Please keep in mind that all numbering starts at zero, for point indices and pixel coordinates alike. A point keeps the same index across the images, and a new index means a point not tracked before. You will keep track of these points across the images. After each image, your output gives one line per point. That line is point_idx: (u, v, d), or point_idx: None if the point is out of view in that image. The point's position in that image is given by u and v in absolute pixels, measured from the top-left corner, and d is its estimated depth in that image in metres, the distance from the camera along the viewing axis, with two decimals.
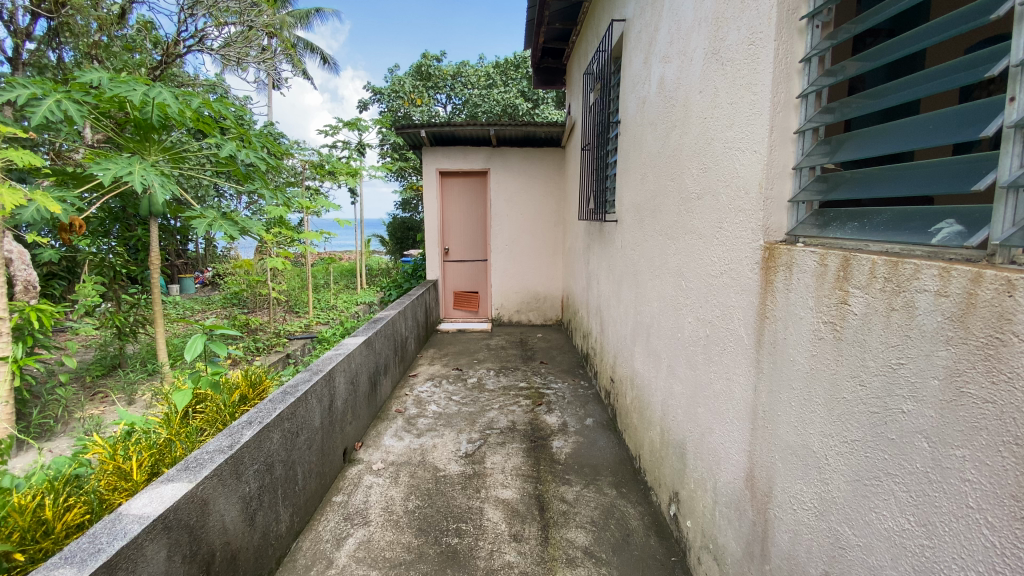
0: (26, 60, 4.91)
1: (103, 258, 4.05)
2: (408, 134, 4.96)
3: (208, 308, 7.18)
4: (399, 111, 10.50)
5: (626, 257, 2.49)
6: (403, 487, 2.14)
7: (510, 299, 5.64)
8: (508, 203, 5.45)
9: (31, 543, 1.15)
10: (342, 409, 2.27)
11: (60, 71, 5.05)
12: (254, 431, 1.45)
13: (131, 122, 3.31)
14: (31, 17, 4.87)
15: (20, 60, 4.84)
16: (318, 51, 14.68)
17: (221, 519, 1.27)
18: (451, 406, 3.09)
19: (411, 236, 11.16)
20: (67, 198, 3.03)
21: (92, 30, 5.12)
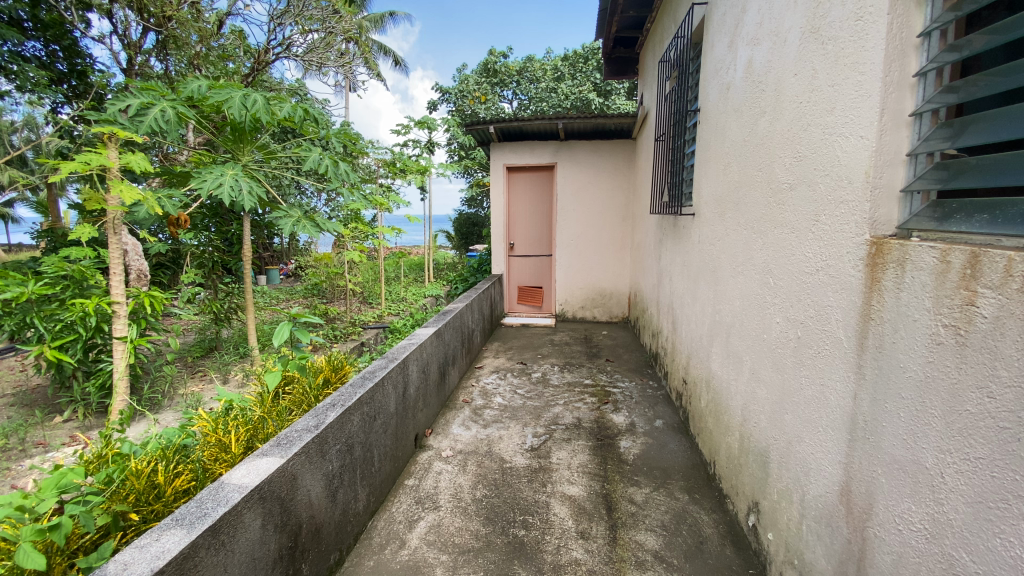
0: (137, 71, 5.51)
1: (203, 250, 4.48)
2: (477, 130, 5.05)
3: (291, 298, 7.72)
4: (466, 109, 10.74)
5: (703, 252, 2.38)
6: (471, 476, 2.19)
7: (575, 295, 5.57)
8: (575, 197, 5.38)
9: (145, 505, 1.29)
10: (414, 396, 2.36)
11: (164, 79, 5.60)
12: (337, 413, 1.53)
13: (229, 125, 3.62)
14: (142, 31, 5.44)
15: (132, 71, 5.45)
16: (391, 53, 15.30)
17: (307, 494, 1.35)
18: (516, 400, 3.12)
19: (475, 231, 11.41)
20: (174, 197, 3.38)
21: (193, 42, 5.63)
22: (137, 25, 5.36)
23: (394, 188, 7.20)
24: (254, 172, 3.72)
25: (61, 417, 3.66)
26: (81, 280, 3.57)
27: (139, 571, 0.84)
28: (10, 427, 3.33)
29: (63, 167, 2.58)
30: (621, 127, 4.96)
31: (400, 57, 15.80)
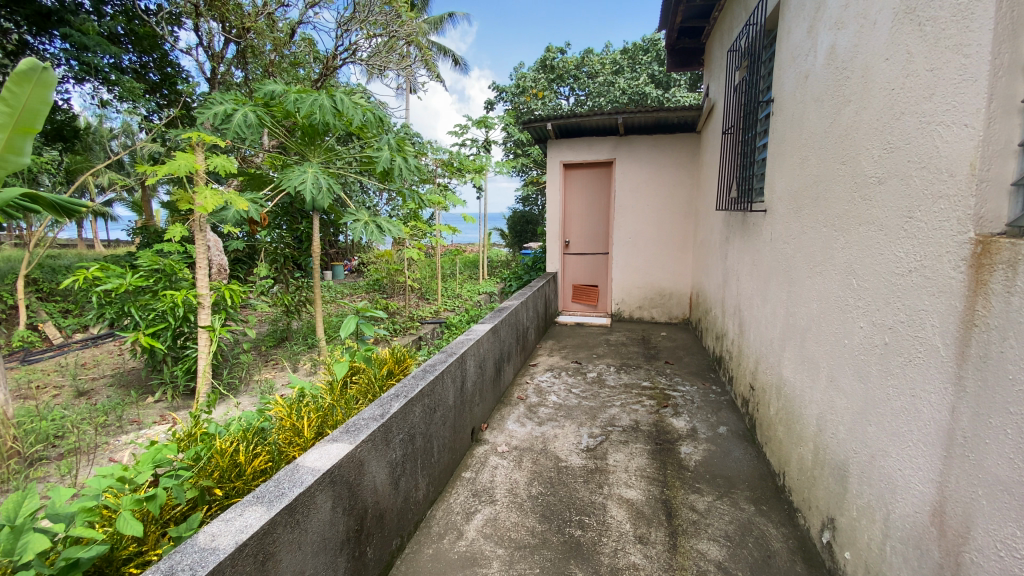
0: (219, 79, 5.98)
1: (276, 247, 4.77)
2: (535, 127, 5.08)
3: (354, 292, 8.07)
4: (523, 107, 10.77)
5: (776, 250, 2.26)
6: (526, 472, 2.20)
7: (632, 294, 5.44)
8: (634, 194, 5.26)
9: (228, 481, 1.39)
10: (471, 390, 2.40)
11: (242, 87, 6.04)
12: (401, 404, 1.58)
13: (300, 128, 3.88)
14: (223, 42, 5.90)
15: (215, 79, 5.93)
16: (450, 54, 15.61)
17: (373, 480, 1.41)
18: (571, 399, 3.10)
19: (530, 228, 11.43)
20: (253, 198, 3.65)
21: (268, 51, 6.02)
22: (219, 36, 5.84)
23: (451, 186, 7.35)
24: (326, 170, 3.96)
25: (152, 397, 4.02)
26: (171, 273, 3.91)
27: (226, 543, 0.90)
28: (111, 405, 3.70)
29: (157, 171, 2.84)
30: (685, 120, 4.79)
31: (458, 57, 16.10)
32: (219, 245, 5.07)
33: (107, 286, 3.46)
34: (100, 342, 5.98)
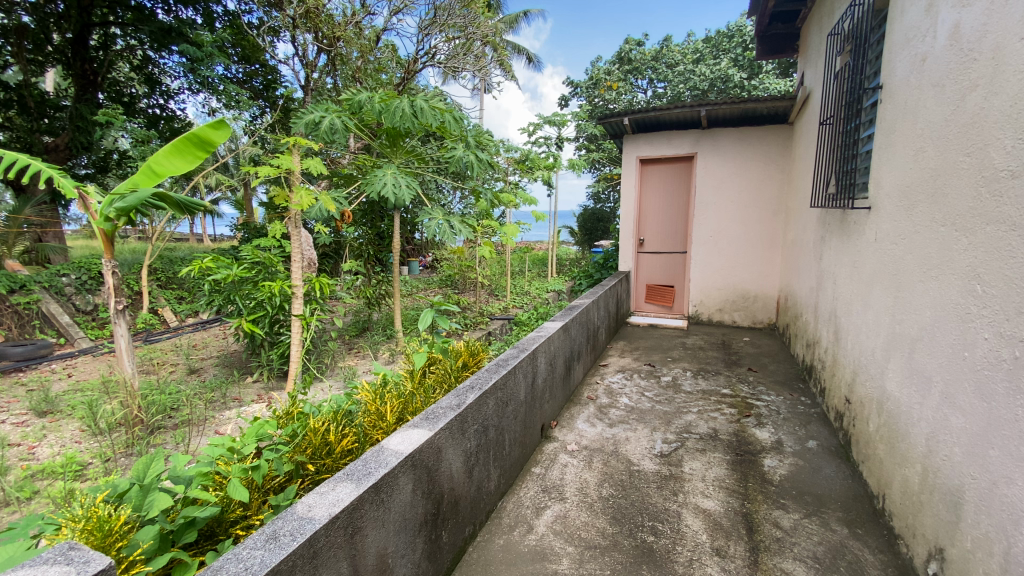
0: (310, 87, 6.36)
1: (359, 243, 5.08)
2: (611, 122, 5.01)
3: (428, 287, 8.39)
4: (597, 101, 10.62)
5: (881, 251, 2.06)
6: (597, 472, 2.18)
7: (711, 296, 5.20)
8: (716, 190, 5.01)
9: (319, 458, 1.50)
10: (542, 387, 2.42)
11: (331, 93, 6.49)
12: (476, 396, 1.63)
13: (385, 131, 4.12)
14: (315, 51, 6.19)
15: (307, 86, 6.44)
16: (524, 52, 15.74)
17: (449, 467, 1.46)
18: (644, 402, 3.01)
19: (601, 226, 11.26)
20: (341, 198, 3.92)
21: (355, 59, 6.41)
22: (312, 47, 6.13)
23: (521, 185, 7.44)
24: (407, 172, 4.19)
25: (251, 378, 4.42)
26: (269, 265, 4.27)
27: (321, 514, 0.97)
28: (217, 383, 4.12)
29: (260, 171, 3.14)
30: (775, 110, 4.49)
31: (533, 55, 16.20)
32: (308, 242, 5.49)
33: (217, 275, 3.88)
34: (207, 326, 6.68)
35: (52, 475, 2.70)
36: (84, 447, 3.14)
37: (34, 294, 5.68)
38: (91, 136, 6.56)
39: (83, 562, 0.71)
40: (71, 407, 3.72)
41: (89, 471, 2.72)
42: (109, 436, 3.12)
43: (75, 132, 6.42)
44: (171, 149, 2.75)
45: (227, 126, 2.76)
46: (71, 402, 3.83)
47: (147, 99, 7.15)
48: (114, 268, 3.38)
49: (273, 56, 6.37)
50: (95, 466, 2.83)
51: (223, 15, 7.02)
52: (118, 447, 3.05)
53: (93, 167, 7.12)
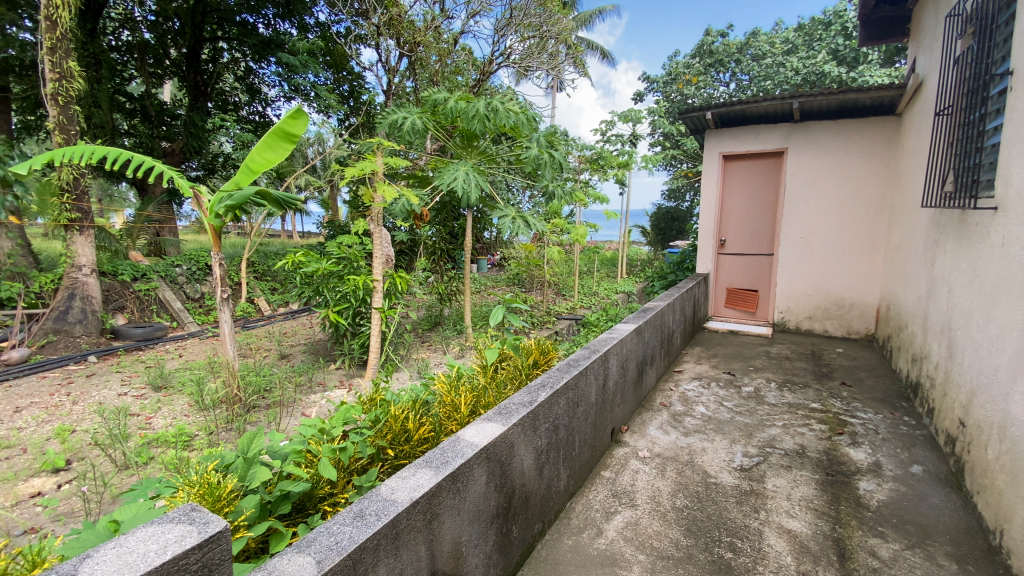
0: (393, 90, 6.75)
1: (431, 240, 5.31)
2: (692, 117, 4.82)
3: (497, 284, 8.51)
4: (675, 96, 10.26)
5: (1010, 258, 1.81)
6: (670, 481, 2.11)
7: (800, 302, 4.84)
8: (809, 188, 4.66)
9: (398, 444, 1.59)
10: (614, 390, 2.38)
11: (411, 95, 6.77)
12: (548, 394, 1.63)
13: (462, 133, 4.27)
14: (398, 56, 6.58)
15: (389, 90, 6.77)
16: (598, 48, 15.53)
17: (521, 463, 1.48)
18: (722, 413, 2.87)
19: (676, 226, 10.84)
20: (418, 195, 4.11)
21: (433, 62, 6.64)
22: (395, 51, 6.54)
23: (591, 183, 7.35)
24: (481, 170, 4.30)
25: (333, 365, 4.72)
26: (354, 261, 4.53)
27: (403, 497, 1.02)
28: (304, 368, 4.45)
29: (349, 172, 3.36)
30: (879, 101, 4.10)
31: (607, 51, 15.95)
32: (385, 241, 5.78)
33: (309, 268, 4.19)
34: (296, 316, 7.22)
35: (166, 443, 3.03)
36: (192, 420, 3.50)
37: (153, 281, 6.39)
38: (201, 141, 7.36)
39: (204, 524, 0.71)
40: (182, 384, 4.16)
41: (195, 442, 3.04)
42: (213, 411, 3.46)
43: (189, 138, 7.21)
44: (264, 144, 3.02)
45: (304, 114, 2.95)
46: (181, 379, 4.28)
47: (248, 107, 7.96)
48: (221, 260, 3.75)
49: (359, 63, 6.72)
50: (200, 438, 3.14)
51: (316, 26, 7.57)
52: (221, 422, 3.37)
53: (202, 169, 7.78)
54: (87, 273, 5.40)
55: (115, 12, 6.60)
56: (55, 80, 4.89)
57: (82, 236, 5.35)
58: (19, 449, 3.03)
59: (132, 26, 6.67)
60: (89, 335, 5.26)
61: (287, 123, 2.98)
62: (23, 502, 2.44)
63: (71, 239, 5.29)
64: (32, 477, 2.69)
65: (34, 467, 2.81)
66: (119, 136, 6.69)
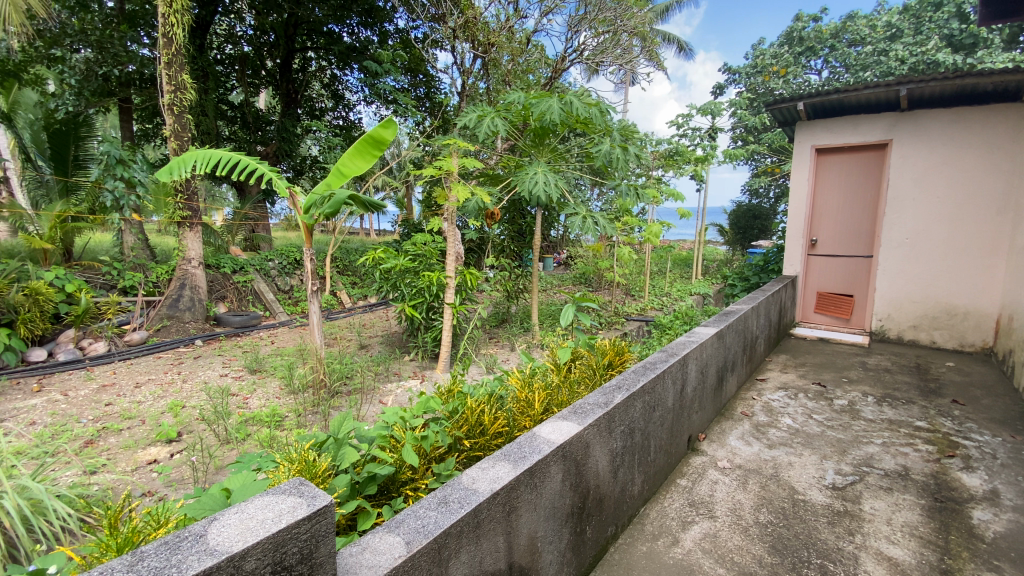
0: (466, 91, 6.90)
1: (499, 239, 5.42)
2: (782, 108, 4.52)
3: (564, 283, 8.47)
4: (759, 88, 9.68)
5: None
6: (752, 495, 2.00)
7: (903, 309, 4.39)
8: (917, 183, 4.21)
9: (474, 437, 1.64)
10: (692, 395, 2.29)
11: (484, 96, 6.89)
12: (624, 396, 1.60)
13: (535, 131, 4.30)
14: (472, 58, 6.71)
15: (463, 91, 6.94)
16: (675, 41, 14.96)
17: (596, 464, 1.47)
18: (812, 426, 2.67)
19: (757, 224, 10.19)
20: (491, 193, 4.26)
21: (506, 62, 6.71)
22: (469, 53, 6.66)
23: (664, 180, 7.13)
24: (553, 167, 4.32)
25: (407, 357, 4.93)
26: (429, 257, 4.70)
27: (484, 488, 1.05)
28: (381, 359, 4.69)
29: (427, 173, 3.52)
30: (1006, 85, 3.62)
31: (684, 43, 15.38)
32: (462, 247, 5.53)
33: (387, 264, 4.41)
34: (374, 309, 7.63)
35: (261, 422, 3.32)
36: (283, 401, 3.81)
37: (249, 274, 6.96)
38: (292, 145, 7.93)
39: (312, 497, 0.78)
40: (274, 368, 4.54)
41: (285, 422, 3.30)
42: (301, 395, 3.74)
43: (282, 142, 7.79)
44: (354, 152, 3.31)
45: (394, 123, 3.25)
46: (273, 364, 4.66)
47: (333, 112, 8.53)
48: (311, 255, 4.05)
49: (435, 66, 6.92)
50: (290, 419, 3.41)
51: (395, 32, 7.91)
52: (308, 405, 3.63)
53: (292, 170, 8.28)
54: (195, 265, 5.98)
55: (220, 30, 7.33)
56: (171, 91, 5.48)
57: (191, 233, 5.97)
58: (139, 420, 3.44)
59: (234, 41, 7.38)
60: (196, 321, 5.86)
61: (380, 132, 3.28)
62: (142, 468, 2.77)
63: (183, 234, 5.89)
64: (150, 446, 3.05)
65: (151, 437, 3.17)
66: (223, 141, 7.37)
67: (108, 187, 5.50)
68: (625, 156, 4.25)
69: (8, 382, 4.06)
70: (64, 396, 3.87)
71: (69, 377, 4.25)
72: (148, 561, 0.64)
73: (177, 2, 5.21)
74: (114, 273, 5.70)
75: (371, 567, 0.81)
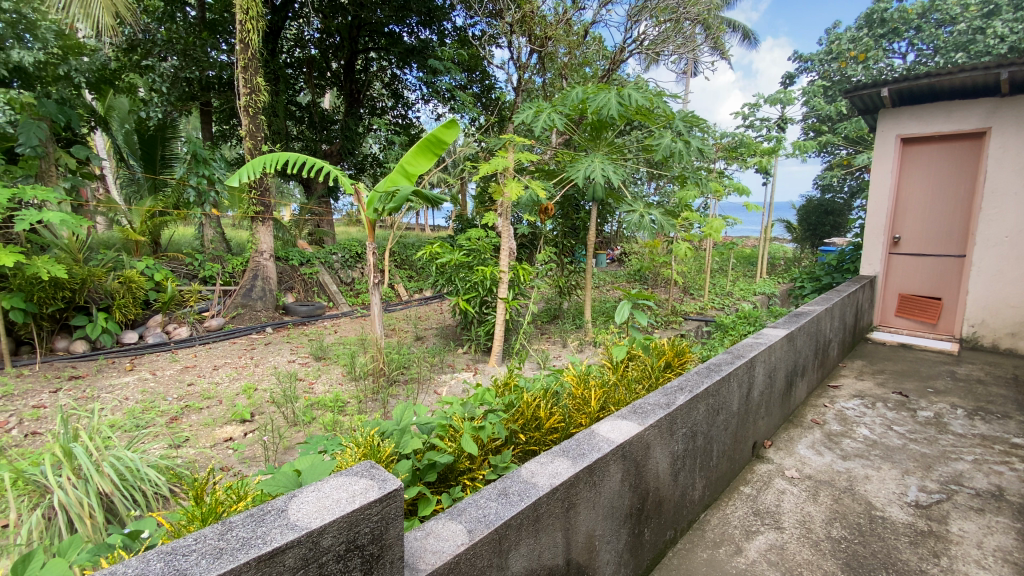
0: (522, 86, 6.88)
1: (552, 234, 5.39)
2: (863, 95, 4.19)
3: (618, 279, 8.32)
4: (835, 75, 9.03)
5: None
6: (824, 508, 1.89)
7: (999, 315, 3.97)
8: (1020, 176, 3.78)
9: (529, 431, 1.65)
10: (758, 400, 2.18)
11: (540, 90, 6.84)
12: (686, 398, 1.54)
13: (592, 125, 4.23)
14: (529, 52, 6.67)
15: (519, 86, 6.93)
16: (741, 27, 14.25)
17: (656, 466, 1.43)
18: (891, 438, 2.48)
19: (830, 220, 9.53)
20: (546, 187, 4.26)
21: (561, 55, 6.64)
22: (526, 48, 6.62)
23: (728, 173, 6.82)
24: (611, 160, 4.23)
25: (461, 349, 5.02)
26: (483, 252, 4.75)
27: (543, 482, 1.05)
28: (437, 350, 4.81)
29: (483, 168, 3.56)
30: None
31: (750, 30, 14.60)
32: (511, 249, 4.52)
33: (443, 258, 4.50)
34: (429, 302, 7.83)
35: (325, 407, 3.50)
36: (345, 388, 3.99)
37: (315, 266, 7.31)
38: (355, 143, 8.24)
39: (382, 481, 0.81)
40: (337, 356, 4.76)
41: (346, 408, 3.47)
42: (362, 382, 3.91)
43: (345, 141, 8.12)
44: (417, 151, 3.54)
45: (457, 126, 3.34)
46: (336, 352, 4.90)
47: (393, 111, 8.80)
48: (373, 249, 4.20)
49: (492, 63, 6.94)
50: (352, 404, 3.57)
51: (453, 30, 8.04)
52: (368, 392, 3.79)
53: (354, 168, 8.62)
54: (266, 257, 6.35)
55: (290, 34, 7.70)
56: (247, 94, 5.83)
57: (263, 226, 6.31)
58: (217, 400, 3.72)
59: (302, 45, 7.76)
60: (267, 309, 6.25)
61: (441, 132, 3.38)
62: (219, 444, 2.99)
63: (255, 228, 6.26)
64: (226, 424, 3.29)
65: (227, 416, 3.43)
66: (292, 140, 7.77)
67: (192, 183, 6.06)
68: (685, 149, 4.10)
69: (106, 360, 4.51)
70: (153, 375, 4.25)
71: (157, 358, 4.66)
72: (237, 531, 0.69)
73: (253, 9, 5.54)
74: (196, 264, 6.16)
75: (435, 552, 0.84)
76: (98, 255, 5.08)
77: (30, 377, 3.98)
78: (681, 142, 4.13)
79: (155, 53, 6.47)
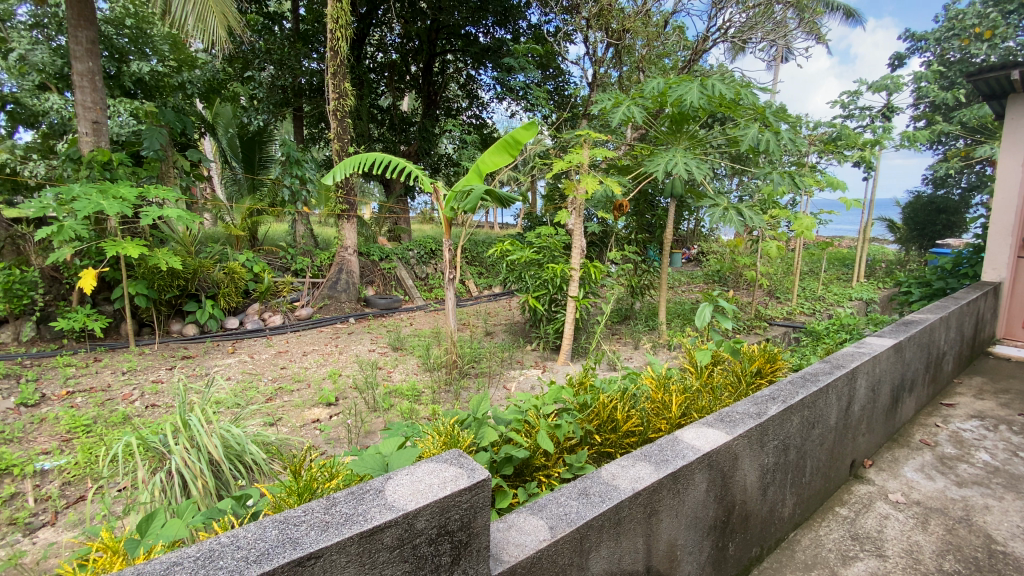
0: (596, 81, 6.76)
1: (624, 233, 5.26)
2: (989, 78, 3.68)
3: (695, 280, 7.97)
4: (954, 54, 8.03)
5: None
6: (934, 538, 1.70)
7: None
8: None
9: (604, 432, 1.64)
10: (858, 415, 2.00)
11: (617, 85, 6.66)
12: (779, 409, 1.45)
13: (672, 118, 4.07)
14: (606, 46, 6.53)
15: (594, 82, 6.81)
16: (841, 7, 13.05)
17: (743, 479, 1.36)
18: (1018, 465, 2.18)
19: (942, 219, 8.48)
20: (621, 183, 4.18)
21: (639, 46, 6.44)
22: (603, 42, 6.49)
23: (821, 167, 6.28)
24: (691, 154, 4.06)
25: (530, 346, 5.04)
26: (554, 250, 4.74)
27: (625, 486, 1.04)
28: (507, 346, 4.87)
29: (556, 165, 3.54)
30: None
31: (852, 9, 13.34)
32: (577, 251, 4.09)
33: (514, 256, 4.54)
34: (499, 299, 7.94)
35: (402, 395, 3.66)
36: (420, 377, 4.16)
37: (393, 261, 7.64)
38: (432, 143, 8.52)
39: (471, 470, 0.83)
40: (413, 347, 4.97)
41: (420, 397, 3.62)
42: (435, 374, 4.05)
43: (423, 141, 8.42)
44: (493, 150, 3.55)
45: (535, 126, 3.30)
46: (412, 343, 5.11)
47: (468, 111, 9.00)
48: (449, 245, 4.32)
49: (567, 58, 6.86)
50: (426, 394, 3.72)
51: (527, 28, 8.10)
52: (442, 383, 3.93)
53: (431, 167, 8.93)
54: (351, 252, 6.74)
55: (373, 40, 8.11)
56: (336, 98, 6.21)
57: (348, 223, 6.71)
58: (306, 383, 4.03)
59: (384, 50, 8.13)
60: (351, 300, 6.65)
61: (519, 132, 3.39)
62: (308, 424, 3.24)
63: (342, 224, 6.66)
64: (314, 406, 3.54)
65: (314, 399, 3.69)
66: (375, 142, 8.18)
67: (287, 183, 6.58)
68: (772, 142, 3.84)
69: (212, 343, 5.03)
70: (251, 358, 4.67)
71: (254, 343, 5.12)
72: (341, 506, 0.74)
73: (342, 18, 5.87)
74: (289, 258, 6.67)
75: (518, 545, 0.86)
76: (207, 248, 5.64)
77: (151, 356, 4.52)
78: (769, 135, 3.88)
79: (253, 64, 7.06)
